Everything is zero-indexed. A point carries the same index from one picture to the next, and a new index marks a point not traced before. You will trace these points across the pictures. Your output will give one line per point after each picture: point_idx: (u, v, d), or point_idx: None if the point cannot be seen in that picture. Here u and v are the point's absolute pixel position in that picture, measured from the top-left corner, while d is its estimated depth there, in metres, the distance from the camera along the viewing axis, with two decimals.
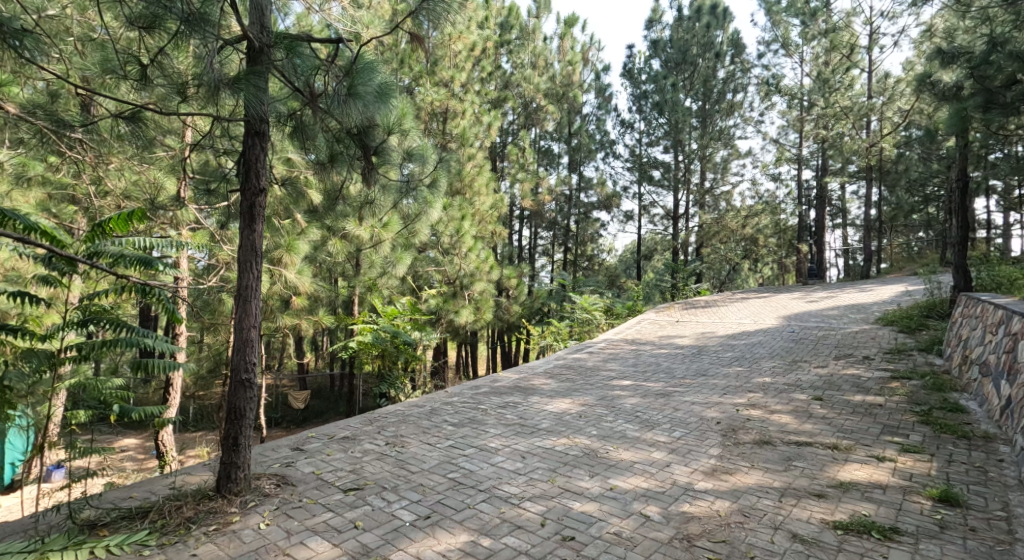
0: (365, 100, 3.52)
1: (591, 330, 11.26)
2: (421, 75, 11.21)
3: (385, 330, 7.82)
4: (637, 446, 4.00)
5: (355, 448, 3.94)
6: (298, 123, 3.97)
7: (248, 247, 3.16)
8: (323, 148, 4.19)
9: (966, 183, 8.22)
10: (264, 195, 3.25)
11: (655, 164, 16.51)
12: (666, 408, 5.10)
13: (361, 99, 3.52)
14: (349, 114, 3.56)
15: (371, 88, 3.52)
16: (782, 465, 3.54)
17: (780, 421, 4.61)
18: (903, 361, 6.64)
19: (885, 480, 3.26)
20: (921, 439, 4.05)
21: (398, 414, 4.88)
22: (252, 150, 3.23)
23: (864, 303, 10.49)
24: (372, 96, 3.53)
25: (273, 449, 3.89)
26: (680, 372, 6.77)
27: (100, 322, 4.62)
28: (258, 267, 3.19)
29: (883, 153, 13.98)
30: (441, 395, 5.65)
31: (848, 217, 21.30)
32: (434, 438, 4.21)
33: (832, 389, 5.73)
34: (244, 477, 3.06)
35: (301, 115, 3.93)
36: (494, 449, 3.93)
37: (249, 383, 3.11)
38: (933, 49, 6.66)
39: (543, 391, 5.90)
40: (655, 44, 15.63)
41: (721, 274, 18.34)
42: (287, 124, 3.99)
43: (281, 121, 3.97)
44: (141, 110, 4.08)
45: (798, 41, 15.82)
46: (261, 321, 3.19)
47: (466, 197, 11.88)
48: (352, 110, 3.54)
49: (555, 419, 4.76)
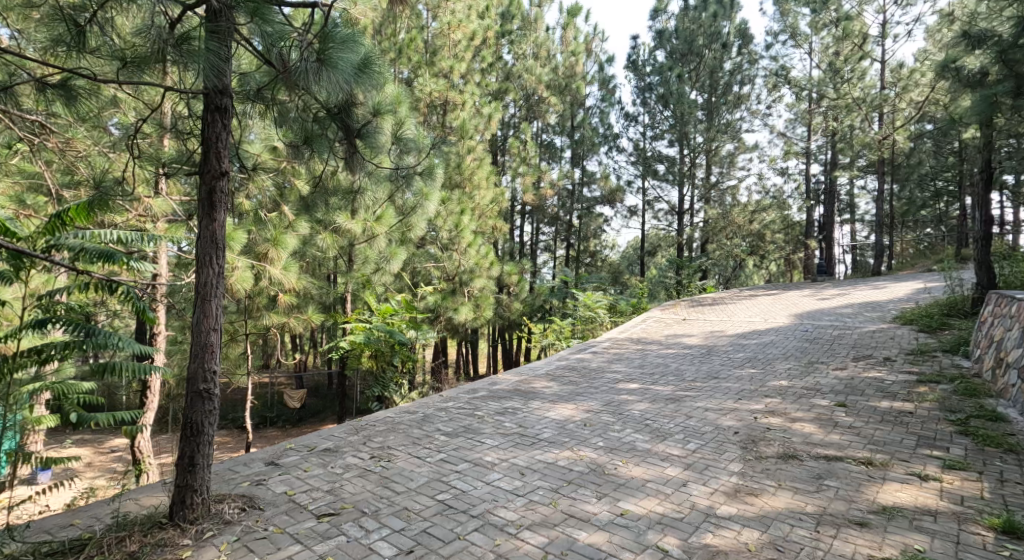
0: (342, 71, 3.15)
1: (594, 328, 10.85)
2: (419, 65, 10.99)
3: (378, 329, 7.40)
4: (649, 460, 3.62)
5: (336, 462, 3.56)
6: (267, 100, 3.55)
7: (207, 239, 2.76)
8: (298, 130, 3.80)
9: (991, 173, 7.60)
10: (227, 178, 2.83)
11: (660, 158, 16.10)
12: (677, 415, 4.72)
13: (337, 70, 3.15)
14: (323, 84, 3.18)
15: (349, 58, 3.16)
16: (813, 484, 3.16)
17: (804, 431, 4.21)
18: (928, 363, 6.23)
19: (933, 505, 2.89)
20: (963, 453, 3.66)
21: (386, 422, 4.49)
22: (213, 128, 2.81)
23: (879, 300, 10.02)
24: (349, 67, 3.16)
25: (245, 464, 3.51)
26: (690, 375, 6.38)
27: (60, 321, 4.22)
28: (220, 263, 2.79)
29: (895, 146, 13.51)
30: (435, 400, 5.27)
31: (857, 211, 20.80)
32: (425, 450, 3.82)
33: (855, 393, 5.33)
34: (202, 502, 2.68)
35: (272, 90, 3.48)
36: (490, 464, 3.55)
37: (208, 394, 2.71)
38: (957, 32, 6.27)
39: (544, 395, 5.52)
40: (660, 35, 15.24)
41: (726, 272, 17.72)
42: (256, 101, 3.56)
43: (247, 97, 3.54)
44: (76, 76, 3.61)
45: (807, 31, 15.34)
46: (223, 323, 2.81)
47: (466, 191, 11.43)
48: (326, 81, 3.17)
49: (557, 428, 4.39)
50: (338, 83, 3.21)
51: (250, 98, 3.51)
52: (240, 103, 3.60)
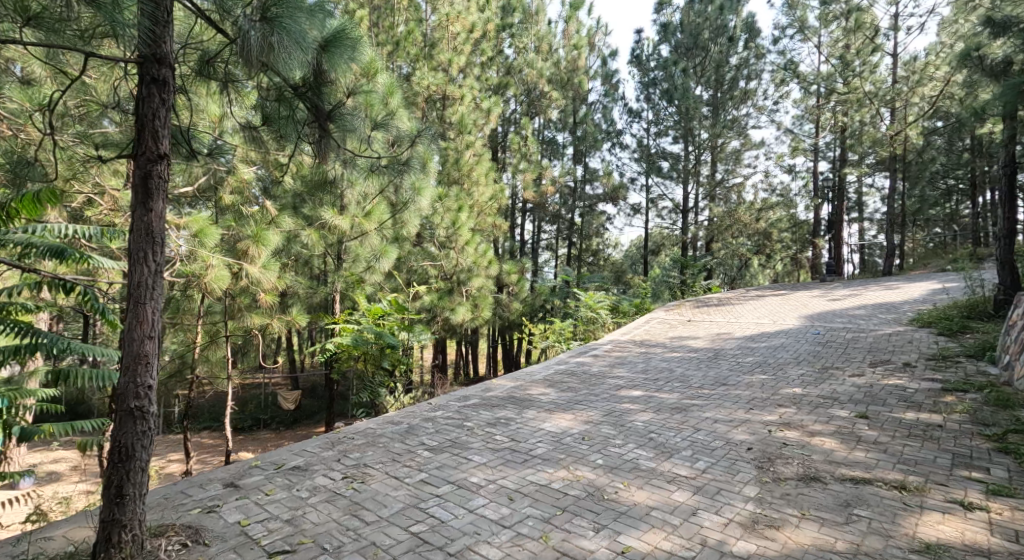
0: (294, 36, 2.76)
1: (596, 329, 10.43)
2: (418, 59, 10.68)
3: (367, 331, 7.04)
4: (654, 482, 3.23)
5: (304, 484, 3.20)
6: (220, 73, 3.13)
7: (141, 232, 2.38)
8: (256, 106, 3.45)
9: (1014, 169, 7.17)
10: (165, 162, 2.45)
11: (664, 155, 15.68)
12: (684, 427, 4.33)
13: (289, 36, 2.75)
14: (272, 55, 2.78)
15: (301, 23, 2.76)
16: (840, 514, 2.78)
17: (824, 447, 3.81)
18: (952, 369, 5.83)
19: (984, 543, 2.52)
20: (1006, 475, 3.27)
21: (366, 434, 4.13)
22: (148, 104, 2.42)
23: (893, 302, 9.59)
24: (301, 31, 2.77)
25: (200, 486, 3.14)
26: (696, 381, 5.98)
27: (6, 324, 3.93)
28: (156, 261, 2.41)
29: (908, 142, 13.07)
30: (423, 408, 4.89)
31: (866, 209, 20.33)
32: (405, 469, 3.44)
33: (876, 402, 4.93)
34: (132, 540, 2.32)
35: (229, 62, 3.08)
36: (476, 487, 3.19)
37: (142, 413, 2.35)
38: (981, 18, 5.89)
39: (541, 403, 5.13)
40: (664, 29, 14.83)
41: (732, 272, 17.35)
42: (208, 76, 3.16)
43: (200, 69, 3.14)
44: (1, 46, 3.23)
45: (816, 25, 14.90)
46: (161, 330, 2.44)
47: (464, 187, 10.82)
48: (276, 50, 2.77)
49: (552, 442, 4.00)
50: (292, 54, 2.83)
51: (201, 72, 3.12)
52: (190, 79, 3.20)
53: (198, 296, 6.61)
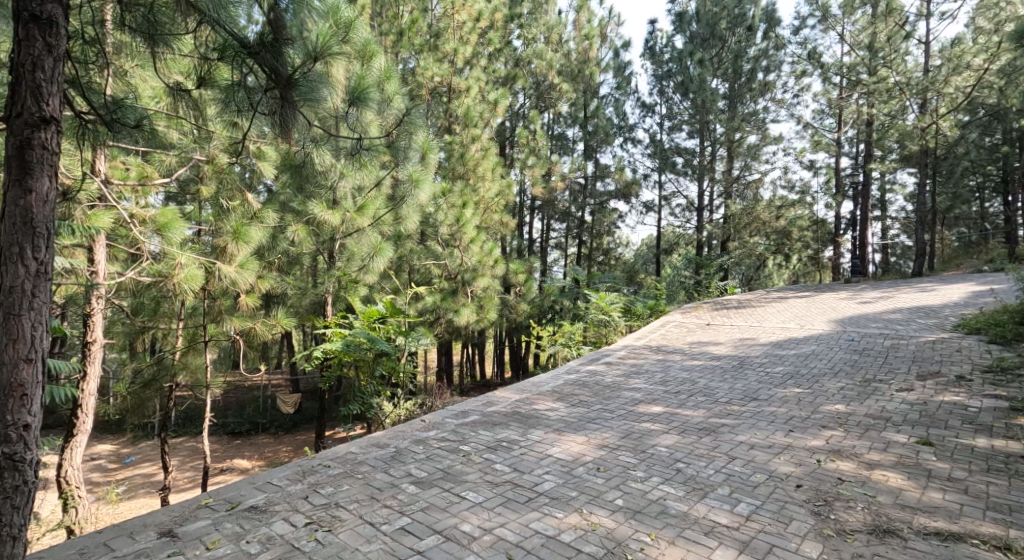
0: None
1: (608, 333, 9.75)
2: (422, 48, 10.06)
3: (360, 336, 6.38)
4: (690, 536, 2.63)
5: (256, 533, 2.62)
6: (143, 19, 2.63)
7: (15, 218, 1.99)
8: (190, 67, 2.92)
9: None
10: (51, 129, 2.05)
11: (679, 151, 14.99)
12: (717, 456, 3.68)
13: None
14: None
15: None
16: None
17: (889, 485, 3.16)
18: (1015, 384, 5.14)
19: None
20: None
21: (344, 463, 3.52)
22: (26, 55, 2.00)
23: (932, 305, 8.85)
24: None
25: (130, 536, 2.57)
26: (723, 395, 5.32)
27: None
28: (35, 257, 2.03)
29: (940, 136, 12.20)
30: (414, 428, 4.29)
31: (890, 208, 19.44)
32: (383, 511, 2.85)
33: (937, 424, 4.27)
34: None
35: (154, 5, 2.59)
36: (471, 538, 2.61)
37: (16, 461, 2.01)
38: None
39: (548, 421, 4.50)
40: (679, 19, 14.13)
41: (748, 271, 16.64)
42: (131, 27, 2.67)
43: (120, 16, 2.64)
44: None
45: (839, 14, 14.12)
46: (41, 351, 2.09)
47: (469, 183, 10.17)
48: None
49: (561, 473, 3.39)
50: None
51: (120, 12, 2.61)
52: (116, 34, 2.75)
53: (170, 300, 6.08)
